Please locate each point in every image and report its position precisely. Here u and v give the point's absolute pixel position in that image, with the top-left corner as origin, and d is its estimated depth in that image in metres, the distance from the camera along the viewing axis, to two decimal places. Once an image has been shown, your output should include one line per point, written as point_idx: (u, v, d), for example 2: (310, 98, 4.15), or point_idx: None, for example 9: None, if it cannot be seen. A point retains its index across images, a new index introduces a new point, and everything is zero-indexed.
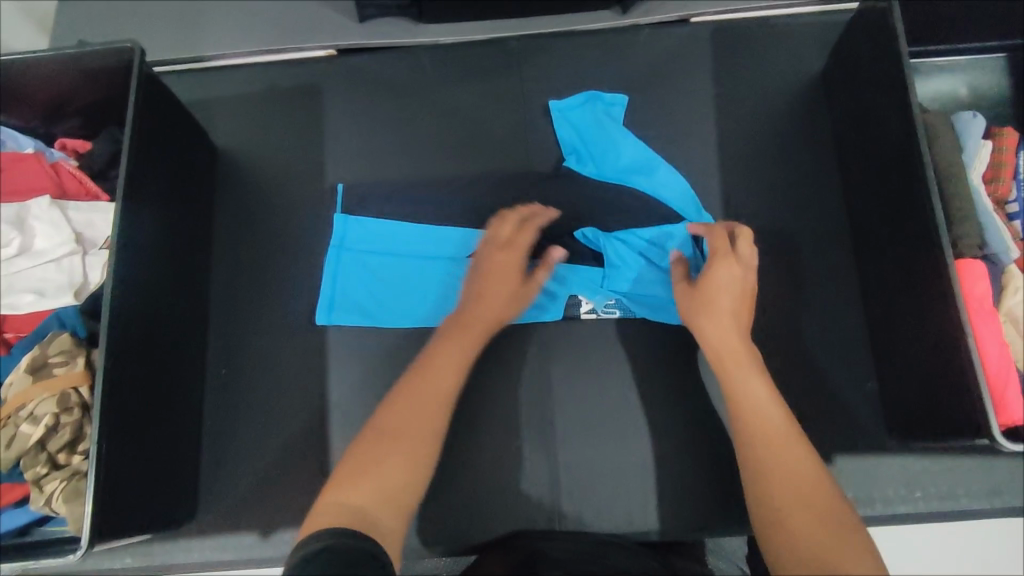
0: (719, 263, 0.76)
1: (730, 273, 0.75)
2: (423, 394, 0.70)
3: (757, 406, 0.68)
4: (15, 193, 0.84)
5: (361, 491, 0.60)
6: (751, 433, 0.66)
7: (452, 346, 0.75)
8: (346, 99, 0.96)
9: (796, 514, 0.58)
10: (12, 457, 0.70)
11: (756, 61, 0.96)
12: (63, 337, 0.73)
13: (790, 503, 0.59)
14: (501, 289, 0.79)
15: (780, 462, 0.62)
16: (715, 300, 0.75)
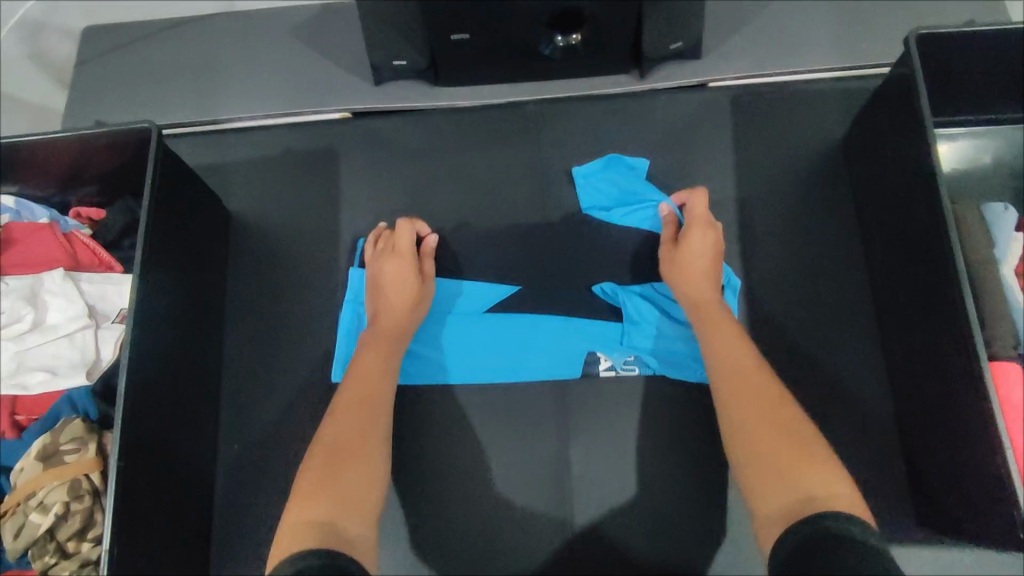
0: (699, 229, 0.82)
1: (708, 235, 0.82)
2: (352, 403, 0.73)
3: (731, 351, 0.73)
4: (28, 265, 0.83)
5: (325, 496, 0.62)
6: (725, 375, 0.71)
7: (372, 355, 0.78)
8: (361, 165, 0.96)
9: (768, 442, 0.63)
10: (20, 547, 0.69)
11: (773, 128, 0.96)
12: (76, 423, 0.72)
13: (761, 433, 0.65)
14: (399, 292, 0.82)
15: (750, 398, 0.68)
16: (694, 261, 0.81)
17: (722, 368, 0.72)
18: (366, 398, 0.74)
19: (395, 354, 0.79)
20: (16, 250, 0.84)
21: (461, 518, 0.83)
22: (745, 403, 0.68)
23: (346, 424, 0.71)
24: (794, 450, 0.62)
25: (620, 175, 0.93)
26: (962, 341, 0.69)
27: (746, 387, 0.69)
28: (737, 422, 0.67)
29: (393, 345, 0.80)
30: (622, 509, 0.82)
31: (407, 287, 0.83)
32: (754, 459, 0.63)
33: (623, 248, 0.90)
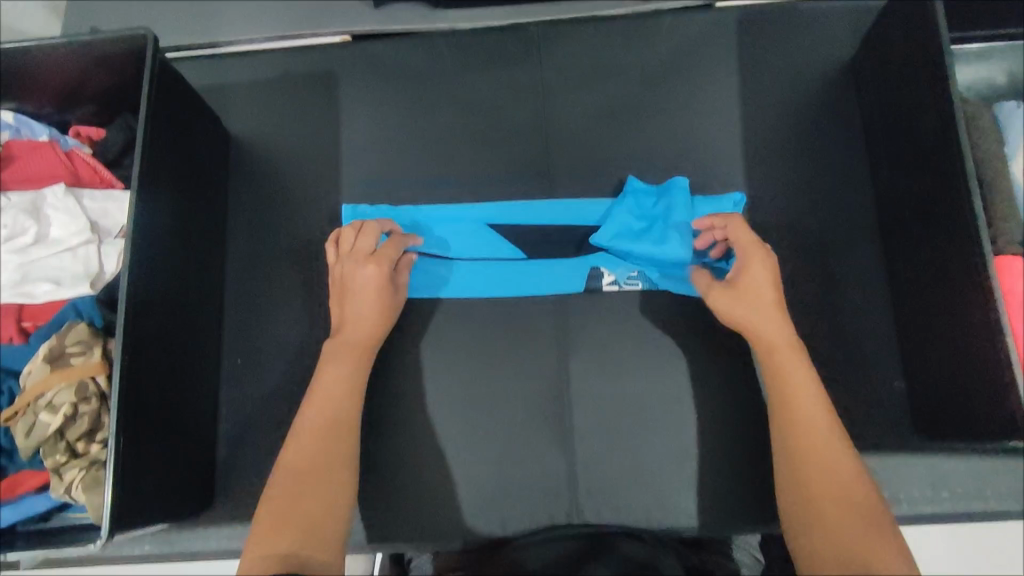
0: (758, 260, 0.72)
1: (766, 267, 0.72)
2: (315, 424, 0.70)
3: (801, 399, 0.67)
4: (27, 180, 0.83)
5: (285, 524, 0.62)
6: (794, 428, 0.66)
7: (338, 368, 0.74)
8: (361, 87, 0.94)
9: (833, 511, 0.60)
10: (33, 445, 0.71)
11: (782, 49, 0.93)
12: (81, 327, 0.73)
13: (829, 500, 0.61)
14: (368, 304, 0.75)
15: (822, 459, 0.63)
16: (758, 297, 0.71)
17: (794, 422, 0.66)
18: (329, 419, 0.71)
19: (361, 373, 0.75)
20: (15, 167, 0.83)
21: (461, 434, 0.82)
22: (818, 466, 0.63)
23: (308, 445, 0.69)
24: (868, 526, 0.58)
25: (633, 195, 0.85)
26: (970, 246, 0.69)
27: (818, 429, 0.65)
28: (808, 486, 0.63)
29: (362, 359, 0.75)
30: (621, 425, 0.82)
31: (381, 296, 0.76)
32: (822, 530, 0.60)
33: (628, 168, 0.89)
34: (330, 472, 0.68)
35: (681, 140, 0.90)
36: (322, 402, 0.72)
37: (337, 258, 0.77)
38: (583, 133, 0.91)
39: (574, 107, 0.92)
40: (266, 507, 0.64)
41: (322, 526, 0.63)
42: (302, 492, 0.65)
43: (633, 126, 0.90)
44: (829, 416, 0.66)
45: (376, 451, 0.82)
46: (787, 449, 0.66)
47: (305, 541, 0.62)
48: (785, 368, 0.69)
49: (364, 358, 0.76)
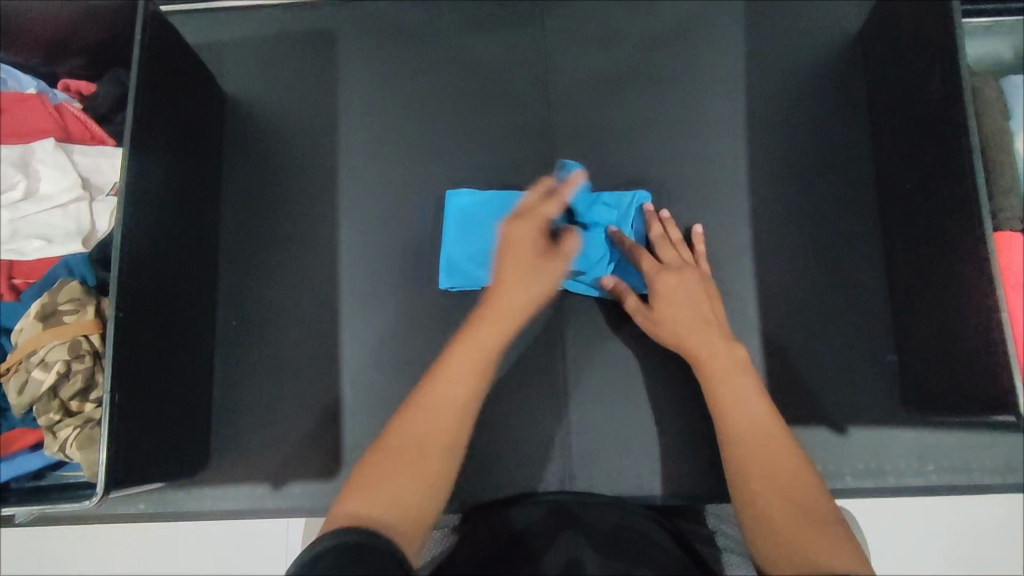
0: (664, 280, 0.73)
1: (673, 284, 0.73)
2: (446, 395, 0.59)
3: (740, 398, 0.64)
4: (15, 134, 0.80)
5: (371, 493, 0.53)
6: (744, 430, 0.62)
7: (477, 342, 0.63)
8: (360, 47, 0.91)
9: (777, 507, 0.56)
10: (25, 403, 0.70)
11: (790, 20, 0.91)
12: (72, 285, 0.73)
13: (773, 498, 0.56)
14: (528, 264, 0.67)
15: (763, 461, 0.59)
16: (665, 316, 0.71)
17: (732, 428, 0.63)
18: (449, 399, 0.59)
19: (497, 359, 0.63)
20: (1, 119, 0.80)
21: None
22: (760, 466, 0.59)
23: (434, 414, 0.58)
24: (808, 523, 0.54)
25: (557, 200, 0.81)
26: (969, 220, 0.70)
27: (767, 433, 0.61)
28: (752, 488, 0.58)
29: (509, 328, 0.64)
30: (616, 396, 0.83)
31: (544, 279, 0.67)
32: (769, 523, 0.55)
33: (630, 138, 0.88)
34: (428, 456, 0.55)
35: (683, 110, 0.88)
36: (450, 380, 0.60)
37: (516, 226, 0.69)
38: (587, 101, 0.89)
39: (576, 73, 0.90)
40: (359, 469, 0.55)
41: (424, 501, 0.54)
42: (396, 461, 0.55)
43: (637, 95, 0.89)
44: (773, 420, 0.63)
45: (373, 414, 0.82)
46: (731, 449, 0.61)
47: (395, 504, 0.52)
48: (712, 370, 0.67)
49: (499, 350, 0.63)
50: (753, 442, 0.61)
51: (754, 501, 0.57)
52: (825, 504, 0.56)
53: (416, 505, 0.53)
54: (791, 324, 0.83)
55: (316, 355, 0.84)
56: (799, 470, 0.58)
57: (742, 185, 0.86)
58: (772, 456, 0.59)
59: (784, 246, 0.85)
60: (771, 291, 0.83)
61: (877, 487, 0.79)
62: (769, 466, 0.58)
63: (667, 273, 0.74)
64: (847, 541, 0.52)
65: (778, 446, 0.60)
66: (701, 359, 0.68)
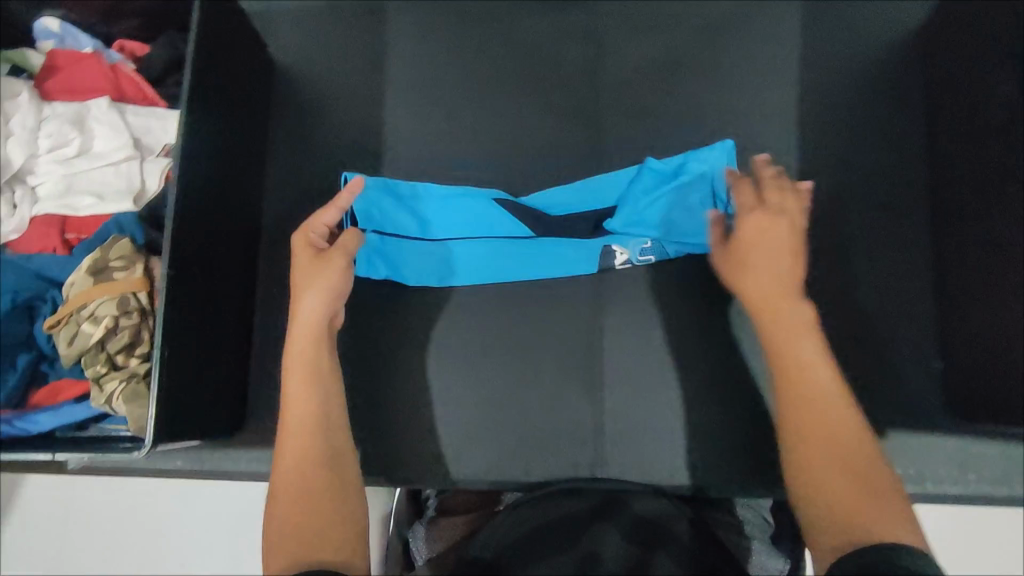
0: (753, 220, 0.68)
1: (767, 228, 0.67)
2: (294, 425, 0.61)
3: (811, 355, 0.62)
4: (72, 92, 0.81)
5: (279, 534, 0.54)
6: (800, 388, 0.60)
7: (298, 361, 0.65)
8: (409, 21, 0.91)
9: (830, 474, 0.54)
10: (74, 354, 0.72)
11: (852, 12, 0.88)
12: (123, 242, 0.74)
13: (827, 463, 0.55)
14: (311, 282, 0.68)
15: (818, 426, 0.57)
16: (743, 262, 0.67)
17: (800, 379, 0.60)
18: (304, 421, 0.61)
19: (326, 359, 0.66)
20: (59, 76, 0.82)
21: (490, 381, 0.83)
22: (817, 428, 0.57)
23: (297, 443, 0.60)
24: (862, 491, 0.53)
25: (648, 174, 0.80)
26: None
27: (821, 396, 0.59)
28: (806, 449, 0.57)
29: (321, 350, 0.66)
30: (652, 385, 0.82)
31: (323, 270, 0.68)
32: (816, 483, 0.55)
33: (680, 125, 0.86)
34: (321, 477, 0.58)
35: (737, 100, 0.87)
36: (299, 403, 0.63)
37: (307, 251, 0.70)
38: (638, 86, 0.87)
39: (628, 57, 0.88)
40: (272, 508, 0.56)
41: (337, 516, 0.55)
42: (298, 490, 0.56)
43: (688, 83, 0.87)
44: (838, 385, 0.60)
45: (407, 388, 0.83)
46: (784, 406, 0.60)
47: (307, 539, 0.53)
48: (784, 319, 0.64)
49: (324, 344, 0.66)
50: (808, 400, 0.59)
51: (808, 461, 0.56)
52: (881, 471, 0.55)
53: (331, 525, 0.55)
54: (834, 323, 0.81)
55: (354, 327, 0.84)
56: (859, 438, 0.56)
57: (791, 179, 0.84)
58: (830, 417, 0.57)
59: (833, 244, 0.83)
60: (815, 288, 0.82)
61: (913, 493, 0.78)
62: (825, 426, 0.57)
63: (760, 212, 0.68)
64: (899, 512, 0.51)
65: (834, 409, 0.58)
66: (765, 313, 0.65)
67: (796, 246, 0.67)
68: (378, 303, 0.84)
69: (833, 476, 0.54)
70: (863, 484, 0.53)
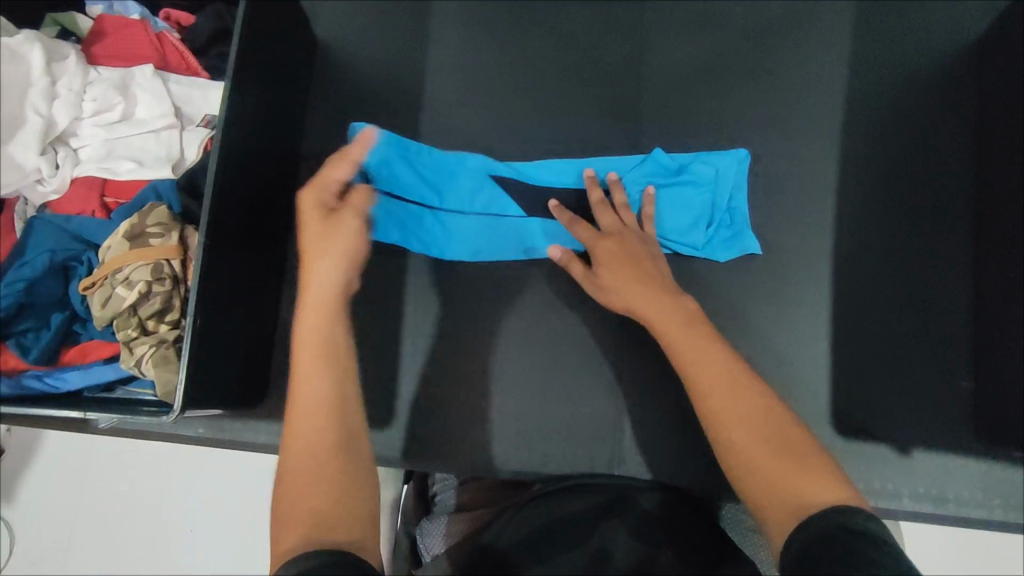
0: (605, 246, 0.74)
1: (614, 249, 0.73)
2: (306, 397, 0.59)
3: (707, 353, 0.63)
4: (118, 57, 0.82)
5: (293, 512, 0.52)
6: (706, 387, 0.60)
7: (311, 333, 0.63)
8: (452, 5, 0.90)
9: (760, 460, 0.54)
10: (107, 317, 0.73)
11: (904, 21, 0.86)
12: (161, 210, 0.75)
13: (754, 445, 0.55)
14: (317, 241, 0.67)
15: (738, 412, 0.58)
16: (617, 282, 0.71)
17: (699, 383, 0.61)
18: (311, 399, 0.58)
19: (339, 336, 0.63)
20: (106, 41, 0.82)
21: (512, 370, 0.83)
22: (733, 414, 0.58)
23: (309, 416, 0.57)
24: (791, 463, 0.53)
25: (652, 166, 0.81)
26: None
27: (732, 382, 0.60)
28: (733, 438, 0.57)
29: (336, 323, 0.64)
30: (674, 386, 0.82)
31: (337, 232, 0.67)
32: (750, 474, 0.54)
33: (720, 126, 0.85)
34: (334, 451, 0.56)
35: (778, 104, 0.85)
36: (311, 376, 0.60)
37: (320, 199, 0.69)
38: (679, 84, 0.86)
39: (671, 54, 0.87)
40: (282, 490, 0.54)
41: (349, 496, 0.54)
42: (308, 469, 0.54)
43: (731, 84, 0.86)
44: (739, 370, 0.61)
45: (429, 372, 0.83)
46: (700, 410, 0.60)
47: (319, 519, 0.51)
48: (669, 331, 0.66)
49: (337, 317, 0.64)
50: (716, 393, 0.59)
51: (739, 449, 0.56)
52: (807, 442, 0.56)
53: (339, 505, 0.53)
54: (865, 337, 0.80)
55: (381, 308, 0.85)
56: (774, 412, 0.58)
57: (830, 188, 0.83)
58: (741, 405, 0.58)
59: (868, 256, 0.81)
60: (848, 300, 0.81)
61: (935, 514, 0.77)
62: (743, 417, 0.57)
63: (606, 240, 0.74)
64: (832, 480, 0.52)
65: (744, 395, 0.59)
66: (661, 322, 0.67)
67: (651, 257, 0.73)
68: (405, 286, 0.85)
69: (764, 460, 0.54)
70: (796, 458, 0.54)
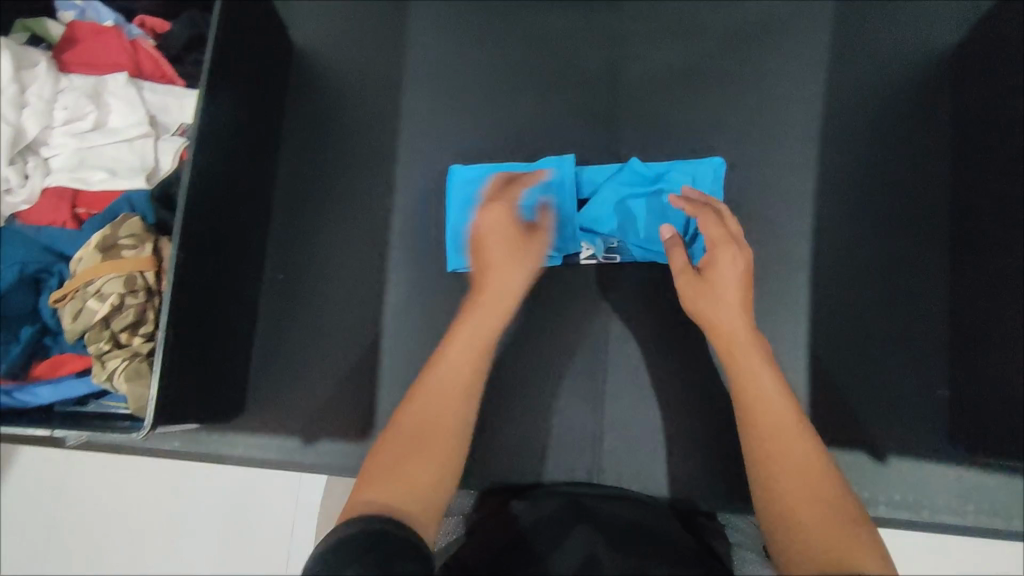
0: (722, 256, 0.65)
1: (740, 263, 0.64)
2: (439, 385, 0.58)
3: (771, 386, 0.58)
4: (90, 64, 0.80)
5: (385, 476, 0.51)
6: (761, 414, 0.56)
7: (465, 331, 0.62)
8: (433, 12, 0.90)
9: (801, 503, 0.50)
10: (78, 330, 0.72)
11: (879, 31, 0.87)
12: (133, 222, 0.74)
13: (794, 487, 0.52)
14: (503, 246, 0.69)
15: (784, 446, 0.54)
16: (722, 286, 0.64)
17: (758, 410, 0.57)
18: (454, 374, 0.59)
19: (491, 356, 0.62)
20: (78, 48, 0.81)
21: (492, 380, 0.83)
22: (776, 445, 0.54)
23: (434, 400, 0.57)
24: (837, 514, 0.49)
25: (628, 172, 0.80)
26: None
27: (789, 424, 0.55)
28: (770, 474, 0.53)
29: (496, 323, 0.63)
30: (655, 395, 0.81)
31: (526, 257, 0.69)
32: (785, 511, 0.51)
33: (700, 135, 0.86)
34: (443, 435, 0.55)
35: (756, 113, 0.86)
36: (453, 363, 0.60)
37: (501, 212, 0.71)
38: (658, 93, 0.87)
39: (650, 63, 0.87)
40: (381, 454, 0.54)
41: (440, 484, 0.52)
42: (420, 446, 0.54)
43: (710, 93, 0.86)
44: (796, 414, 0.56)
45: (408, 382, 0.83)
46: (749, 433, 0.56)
47: (411, 493, 0.51)
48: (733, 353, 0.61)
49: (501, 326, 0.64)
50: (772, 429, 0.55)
51: (770, 487, 0.52)
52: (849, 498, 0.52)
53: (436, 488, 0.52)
54: (842, 345, 0.81)
55: (361, 318, 0.84)
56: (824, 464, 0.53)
57: (807, 197, 0.84)
58: (793, 444, 0.54)
59: (844, 264, 0.82)
60: (825, 308, 0.81)
61: (909, 520, 0.78)
62: (791, 456, 0.53)
63: (721, 251, 0.65)
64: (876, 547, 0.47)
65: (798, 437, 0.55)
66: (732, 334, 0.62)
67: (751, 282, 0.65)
68: (385, 296, 0.84)
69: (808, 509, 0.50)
70: (845, 513, 0.50)
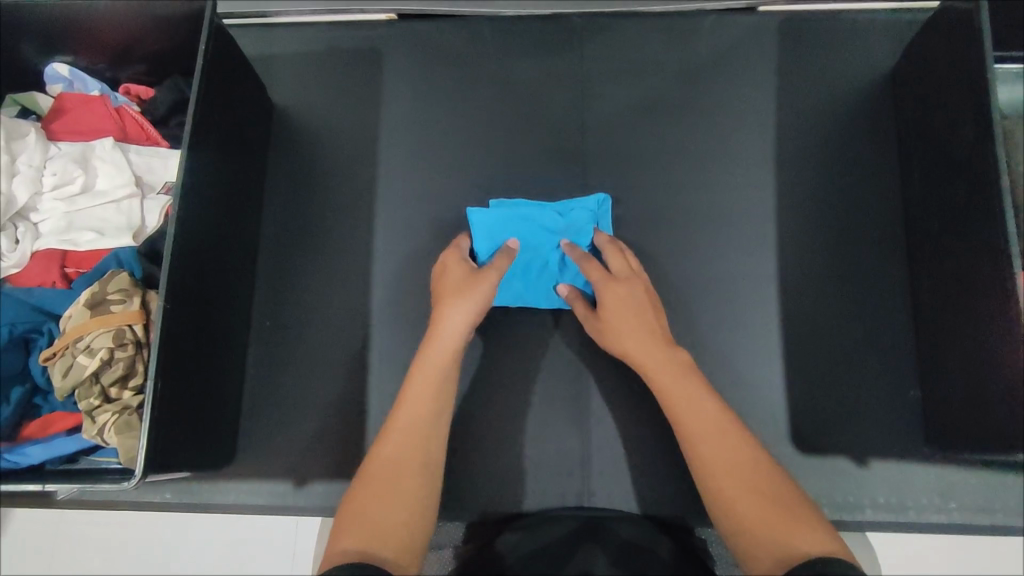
0: (614, 288, 0.75)
1: (619, 294, 0.74)
2: (401, 435, 0.68)
3: (694, 400, 0.68)
4: (76, 132, 0.84)
5: (364, 524, 0.60)
6: (692, 434, 0.66)
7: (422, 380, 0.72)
8: (405, 65, 0.96)
9: (747, 503, 0.60)
10: (68, 386, 0.73)
11: (823, 58, 0.93)
12: (121, 277, 0.76)
13: (746, 495, 0.60)
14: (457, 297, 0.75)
15: (719, 457, 0.64)
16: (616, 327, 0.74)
17: (692, 428, 0.67)
18: (417, 425, 0.69)
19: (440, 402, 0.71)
20: (67, 118, 0.85)
21: (478, 411, 0.84)
22: (716, 458, 0.64)
23: (395, 449, 0.67)
24: (776, 508, 0.59)
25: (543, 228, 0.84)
26: (998, 262, 0.70)
27: (719, 432, 0.65)
28: (718, 482, 0.62)
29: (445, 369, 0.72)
30: (639, 414, 0.83)
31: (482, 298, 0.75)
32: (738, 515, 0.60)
33: (662, 163, 0.90)
34: (408, 480, 0.65)
35: (713, 140, 0.91)
36: (411, 415, 0.70)
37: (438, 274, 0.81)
38: (622, 126, 0.92)
39: (611, 99, 0.93)
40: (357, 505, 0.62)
41: (409, 525, 0.61)
42: (389, 491, 0.63)
43: (669, 123, 0.91)
44: (726, 418, 0.67)
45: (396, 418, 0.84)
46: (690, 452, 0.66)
47: (381, 538, 0.58)
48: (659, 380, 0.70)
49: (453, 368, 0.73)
50: (710, 441, 0.65)
51: (724, 498, 0.61)
52: (787, 489, 0.61)
53: (405, 530, 0.60)
54: (814, 352, 0.83)
55: (346, 358, 0.86)
56: (756, 459, 0.63)
57: (768, 213, 0.88)
58: (726, 450, 0.64)
59: (809, 275, 0.86)
60: (794, 318, 0.84)
61: (897, 523, 0.79)
62: (731, 462, 0.63)
63: (613, 284, 0.75)
64: (817, 525, 0.57)
65: (731, 441, 0.65)
66: (650, 369, 0.71)
67: (653, 308, 0.75)
68: (370, 335, 0.87)
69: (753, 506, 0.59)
70: (781, 498, 0.60)
